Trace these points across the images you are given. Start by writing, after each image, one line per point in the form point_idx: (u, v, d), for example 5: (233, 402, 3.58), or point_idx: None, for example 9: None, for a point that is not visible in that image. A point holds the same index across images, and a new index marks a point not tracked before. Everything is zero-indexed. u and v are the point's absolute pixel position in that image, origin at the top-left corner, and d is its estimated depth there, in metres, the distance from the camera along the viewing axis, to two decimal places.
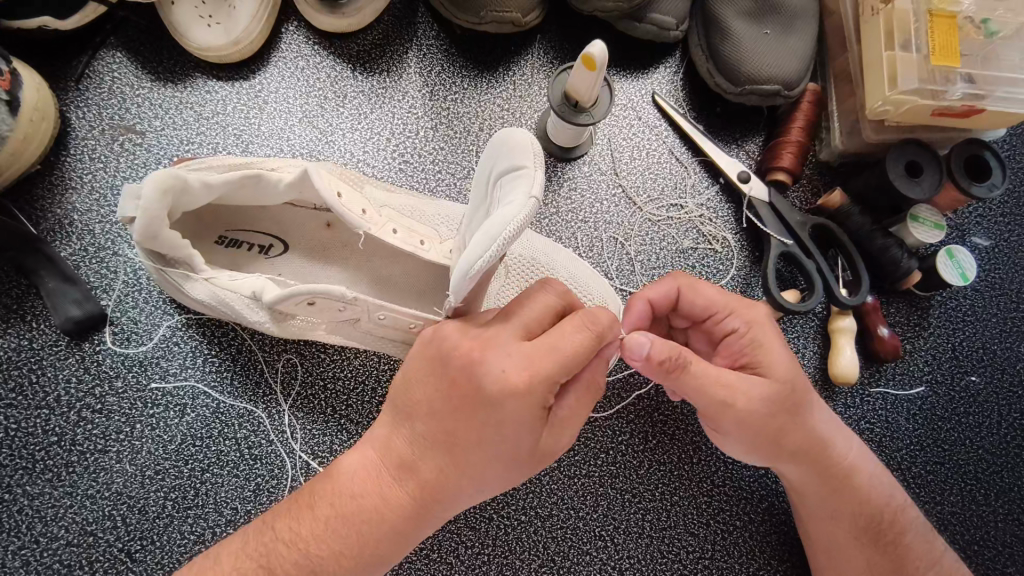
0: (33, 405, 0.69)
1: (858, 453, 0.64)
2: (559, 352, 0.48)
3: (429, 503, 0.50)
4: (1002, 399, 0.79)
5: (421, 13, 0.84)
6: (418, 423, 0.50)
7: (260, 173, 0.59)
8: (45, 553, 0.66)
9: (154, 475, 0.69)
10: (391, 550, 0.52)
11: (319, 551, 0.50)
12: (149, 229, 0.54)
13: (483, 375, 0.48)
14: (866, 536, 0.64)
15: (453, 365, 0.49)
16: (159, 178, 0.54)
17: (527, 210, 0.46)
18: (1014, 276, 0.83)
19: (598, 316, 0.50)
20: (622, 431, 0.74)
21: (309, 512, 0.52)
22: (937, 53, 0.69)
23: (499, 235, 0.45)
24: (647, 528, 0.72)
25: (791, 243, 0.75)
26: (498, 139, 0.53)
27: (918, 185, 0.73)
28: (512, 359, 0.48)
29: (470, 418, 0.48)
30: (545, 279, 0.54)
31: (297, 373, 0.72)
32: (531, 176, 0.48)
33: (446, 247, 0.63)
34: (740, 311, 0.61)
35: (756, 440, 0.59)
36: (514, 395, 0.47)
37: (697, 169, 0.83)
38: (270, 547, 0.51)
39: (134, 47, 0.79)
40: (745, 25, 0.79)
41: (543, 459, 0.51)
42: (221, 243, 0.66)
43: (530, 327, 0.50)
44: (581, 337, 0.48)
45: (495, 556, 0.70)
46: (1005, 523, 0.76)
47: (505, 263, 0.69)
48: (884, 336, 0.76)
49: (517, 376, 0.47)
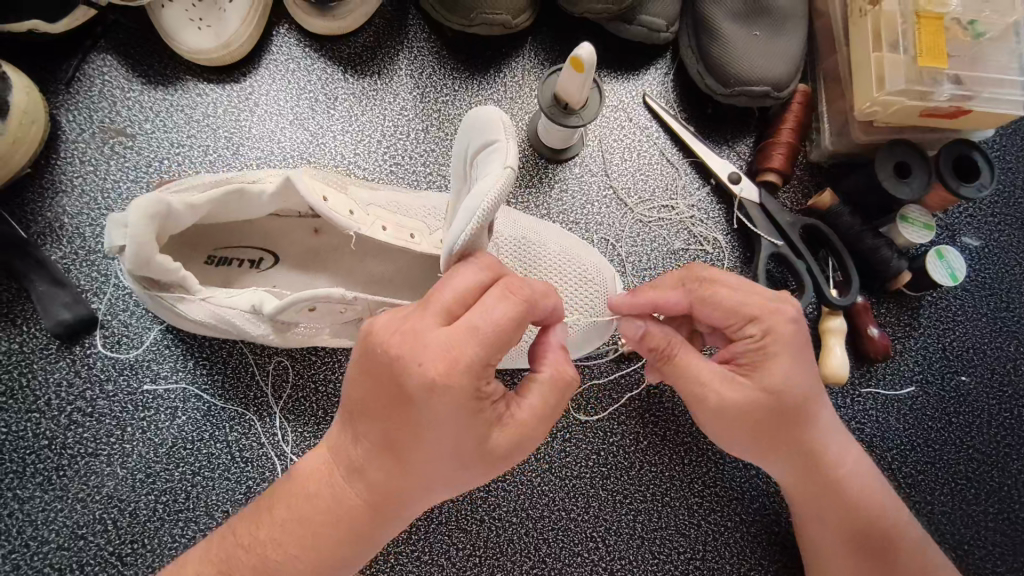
0: (23, 408, 0.69)
1: (857, 463, 0.63)
2: (480, 331, 0.46)
3: (382, 505, 0.50)
4: (992, 399, 0.79)
5: (412, 15, 0.84)
6: (360, 423, 0.49)
7: (242, 187, 0.59)
8: (36, 557, 0.65)
9: (145, 479, 0.69)
10: (355, 549, 0.52)
11: (277, 555, 0.50)
12: (141, 257, 0.54)
13: (406, 373, 0.46)
14: (855, 542, 0.63)
15: (379, 361, 0.47)
16: (141, 205, 0.54)
17: (505, 179, 0.47)
18: (1004, 276, 0.83)
19: (523, 286, 0.49)
20: (613, 432, 0.74)
21: (266, 517, 0.52)
22: (924, 54, 0.70)
23: (481, 207, 0.47)
24: (638, 530, 0.72)
25: (781, 244, 0.76)
26: (471, 117, 0.53)
27: (908, 185, 0.73)
28: (432, 349, 0.46)
29: (400, 417, 0.47)
30: (474, 253, 0.52)
31: (288, 376, 0.72)
32: (504, 146, 0.49)
33: (437, 238, 0.65)
34: (762, 318, 0.57)
35: (741, 435, 0.58)
36: (439, 390, 0.46)
37: (688, 170, 0.83)
38: (232, 552, 0.52)
39: (124, 49, 0.79)
40: (734, 28, 0.79)
41: (497, 459, 0.49)
42: (212, 262, 0.66)
43: (455, 308, 0.48)
44: (503, 307, 0.47)
45: (486, 558, 0.70)
46: (995, 522, 0.76)
47: (494, 242, 0.69)
48: (874, 336, 0.77)
49: (438, 367, 0.46)
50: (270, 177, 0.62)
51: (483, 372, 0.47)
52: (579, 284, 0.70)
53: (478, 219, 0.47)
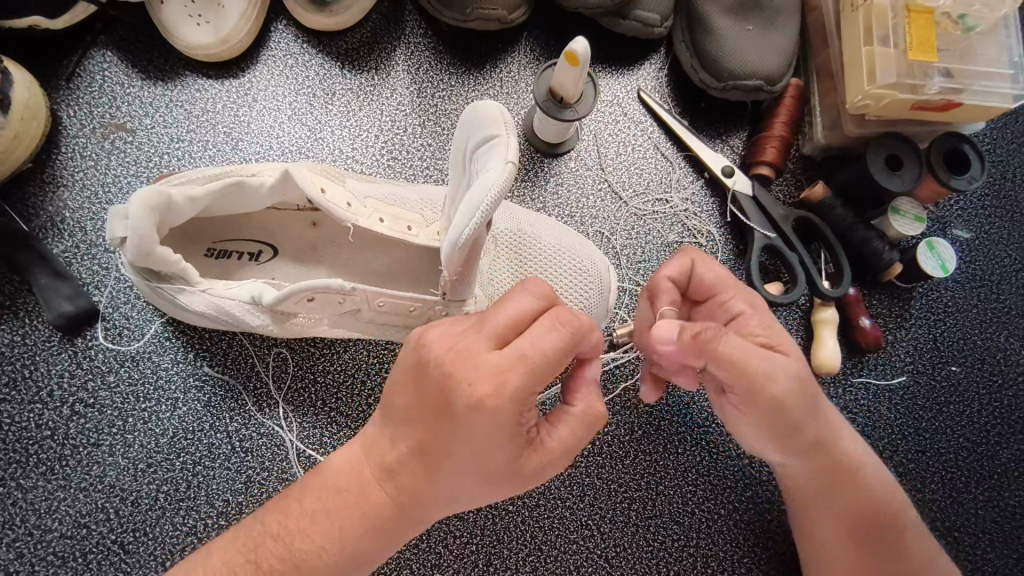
0: (26, 399, 0.70)
1: (862, 447, 0.65)
2: (529, 359, 0.47)
3: (410, 506, 0.51)
4: (982, 389, 0.80)
5: (409, 11, 0.85)
6: (399, 428, 0.51)
7: (241, 181, 0.60)
8: (39, 545, 0.66)
9: (146, 469, 0.70)
10: (378, 546, 0.53)
11: (303, 545, 0.51)
12: (141, 247, 0.55)
13: (455, 390, 0.47)
14: (866, 530, 0.63)
15: (430, 376, 0.48)
16: (144, 197, 0.54)
17: (506, 174, 0.48)
18: (994, 267, 0.84)
19: (573, 316, 0.50)
20: (608, 422, 0.75)
21: (298, 506, 0.53)
22: (914, 47, 0.71)
23: (482, 204, 0.48)
24: (633, 518, 0.73)
25: (774, 236, 0.77)
26: (469, 115, 0.55)
27: (899, 177, 0.74)
28: (483, 372, 0.47)
29: (440, 428, 0.48)
30: (522, 281, 0.53)
31: (287, 367, 0.74)
32: (504, 142, 0.50)
33: (433, 230, 0.66)
34: (743, 293, 0.59)
35: (779, 422, 0.56)
36: (483, 411, 0.46)
37: (682, 164, 0.84)
38: (261, 540, 0.53)
39: (124, 46, 0.80)
40: (728, 22, 0.80)
41: (525, 480, 0.50)
42: (212, 255, 0.67)
43: (505, 333, 0.50)
44: (555, 337, 0.48)
45: (483, 546, 0.71)
46: (985, 510, 0.77)
47: (492, 235, 0.71)
48: (866, 327, 0.78)
49: (486, 389, 0.46)
50: (269, 169, 0.63)
51: (526, 399, 0.48)
52: (573, 275, 0.71)
53: (481, 215, 0.49)
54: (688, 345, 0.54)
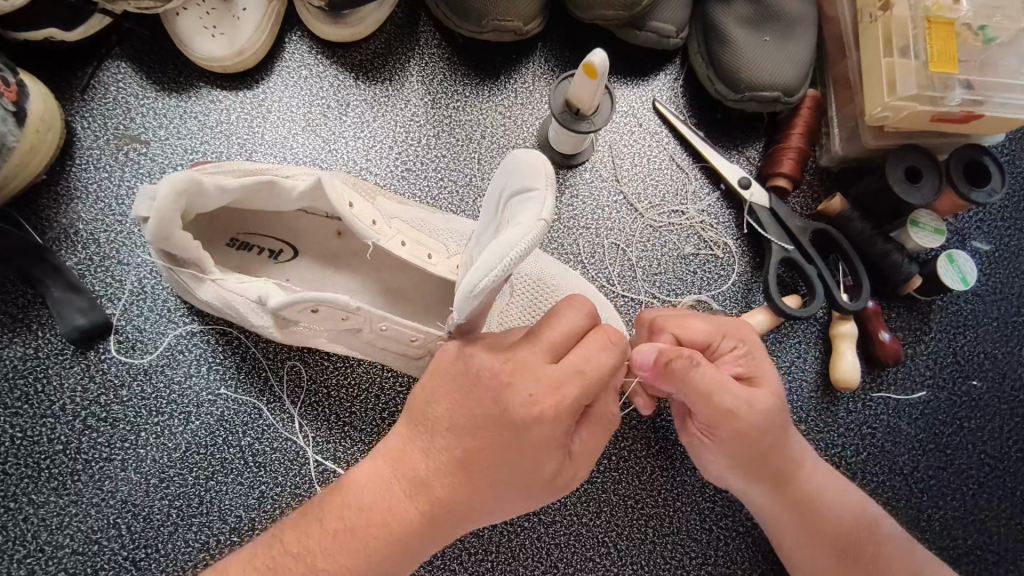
0: (38, 413, 0.69)
1: (829, 475, 0.64)
2: (588, 373, 0.50)
3: (439, 518, 0.51)
4: (1003, 404, 0.79)
5: (423, 22, 0.85)
6: (439, 437, 0.52)
7: (273, 180, 0.59)
8: (50, 561, 0.66)
9: (159, 483, 0.69)
10: (397, 564, 0.52)
11: (325, 565, 0.50)
12: (161, 230, 0.54)
13: (513, 401, 0.49)
14: (839, 553, 0.62)
15: (483, 385, 0.51)
16: (175, 181, 0.54)
17: (536, 232, 0.46)
18: (1015, 280, 0.83)
19: (618, 334, 0.52)
20: (624, 437, 0.75)
21: (319, 526, 0.52)
22: (936, 59, 0.70)
23: (507, 255, 0.45)
24: (650, 534, 0.72)
25: (791, 248, 0.76)
26: (509, 159, 0.53)
27: (917, 190, 0.73)
28: (540, 381, 0.50)
29: (490, 435, 0.50)
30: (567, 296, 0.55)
31: (301, 380, 0.73)
32: (541, 197, 0.47)
33: (453, 262, 0.64)
34: (734, 331, 0.60)
35: (746, 455, 0.58)
36: (544, 420, 0.49)
37: (698, 175, 0.83)
38: (278, 561, 0.51)
39: (138, 57, 0.79)
40: (744, 33, 0.79)
41: (557, 489, 0.53)
42: (233, 246, 0.66)
43: (556, 347, 0.52)
44: (605, 355, 0.51)
45: (498, 563, 0.70)
46: (1007, 528, 0.76)
47: (511, 283, 0.68)
48: (885, 341, 0.77)
49: (545, 398, 0.49)
50: (303, 174, 0.62)
51: (569, 415, 0.50)
52: None
53: (502, 268, 0.46)
54: (662, 378, 0.55)
